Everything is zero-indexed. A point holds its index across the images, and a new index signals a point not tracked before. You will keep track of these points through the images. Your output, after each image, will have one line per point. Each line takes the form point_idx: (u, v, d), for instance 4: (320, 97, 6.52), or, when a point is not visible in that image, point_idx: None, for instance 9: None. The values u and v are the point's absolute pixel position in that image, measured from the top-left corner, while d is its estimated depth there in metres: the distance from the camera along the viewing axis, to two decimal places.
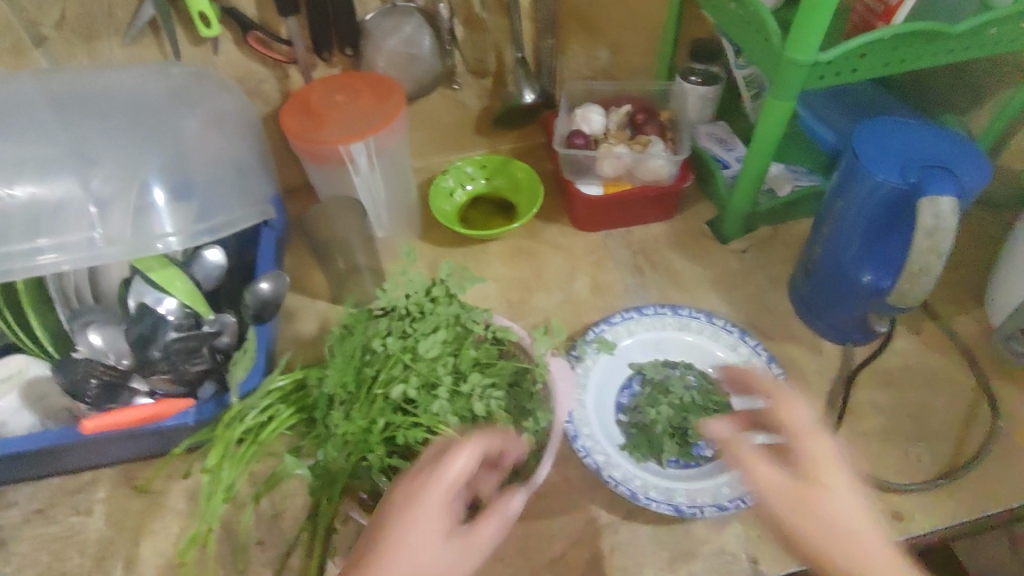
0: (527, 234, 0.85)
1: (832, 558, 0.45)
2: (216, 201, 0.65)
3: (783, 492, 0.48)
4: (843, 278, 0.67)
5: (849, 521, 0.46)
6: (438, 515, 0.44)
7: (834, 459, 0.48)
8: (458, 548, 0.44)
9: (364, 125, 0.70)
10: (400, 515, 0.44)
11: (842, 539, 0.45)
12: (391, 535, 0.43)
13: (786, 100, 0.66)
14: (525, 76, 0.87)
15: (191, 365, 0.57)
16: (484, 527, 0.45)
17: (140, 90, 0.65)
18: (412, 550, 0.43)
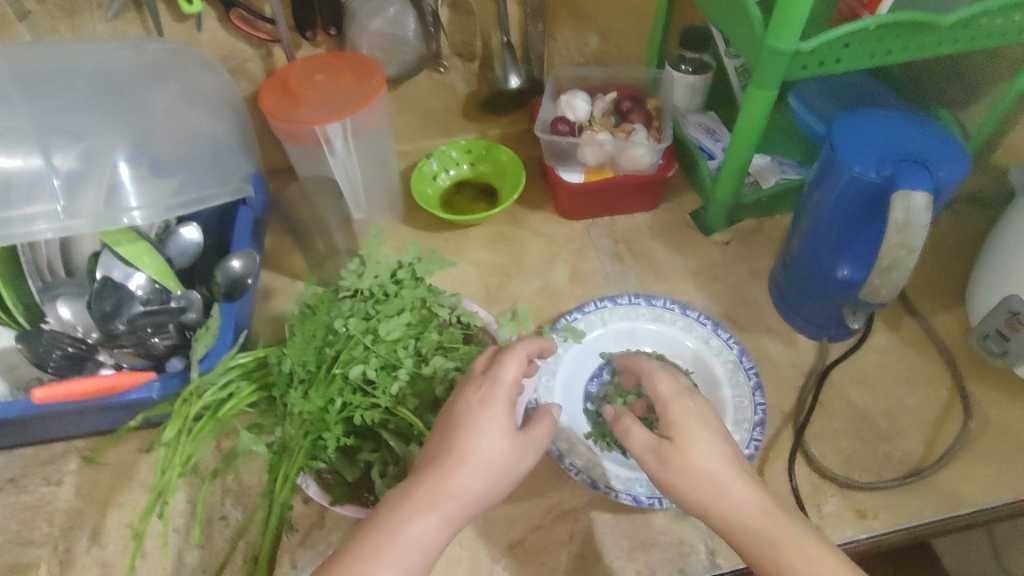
0: (509, 220, 0.85)
1: (712, 515, 0.46)
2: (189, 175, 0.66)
3: (651, 453, 0.48)
4: (819, 272, 0.66)
5: (714, 474, 0.46)
6: (504, 416, 0.48)
7: (695, 412, 0.49)
8: (523, 445, 0.48)
9: (341, 106, 0.70)
10: (470, 415, 0.47)
11: (710, 494, 0.46)
12: (462, 433, 0.47)
13: (766, 91, 0.66)
14: (512, 61, 0.86)
15: (155, 340, 0.58)
16: (540, 428, 0.49)
17: (114, 64, 0.65)
18: (484, 448, 0.46)
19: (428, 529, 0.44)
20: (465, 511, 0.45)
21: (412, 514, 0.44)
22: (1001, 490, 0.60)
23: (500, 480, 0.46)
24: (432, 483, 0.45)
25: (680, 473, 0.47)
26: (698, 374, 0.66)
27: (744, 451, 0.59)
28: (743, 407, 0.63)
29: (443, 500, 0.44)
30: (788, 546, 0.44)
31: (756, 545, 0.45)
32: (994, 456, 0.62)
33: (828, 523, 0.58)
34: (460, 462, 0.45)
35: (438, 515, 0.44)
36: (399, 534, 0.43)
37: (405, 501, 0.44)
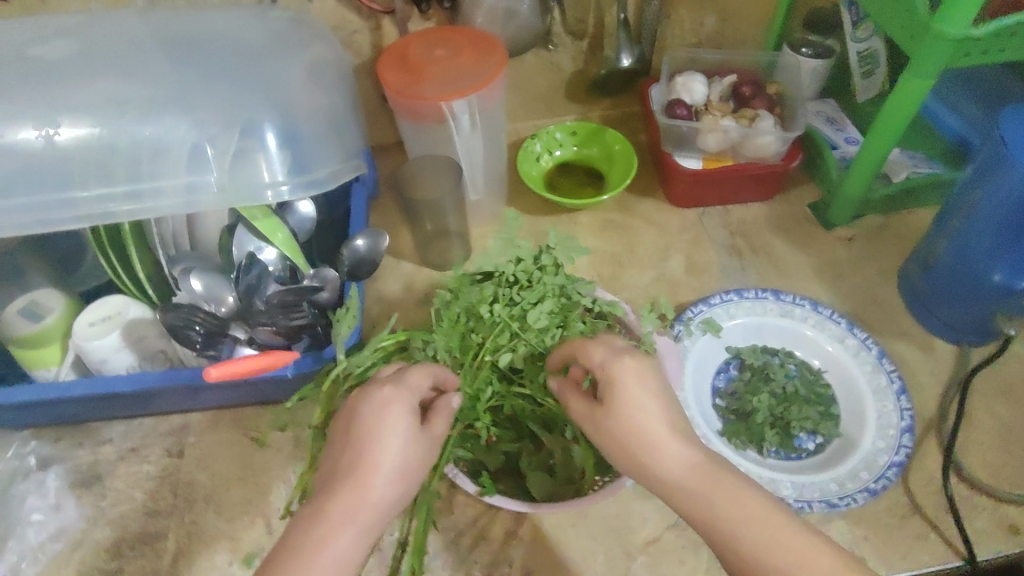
0: (619, 208, 0.82)
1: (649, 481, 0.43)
2: (314, 148, 0.61)
3: (581, 415, 0.46)
4: (966, 276, 0.62)
5: (644, 434, 0.43)
6: (405, 418, 0.45)
7: (624, 372, 0.45)
8: (426, 440, 0.45)
9: (462, 83, 0.67)
10: (371, 420, 0.44)
11: (642, 456, 0.43)
12: (368, 439, 0.43)
13: (923, 77, 0.61)
14: (626, 40, 0.83)
15: (291, 317, 0.55)
16: (441, 421, 0.47)
17: (244, 36, 0.63)
18: (388, 453, 0.43)
19: (346, 549, 0.40)
20: (379, 522, 0.42)
21: (325, 537, 0.40)
22: None
23: (407, 483, 0.44)
24: (346, 498, 0.41)
25: (609, 437, 0.44)
26: (832, 375, 0.64)
27: (894, 457, 0.57)
28: (887, 413, 0.60)
29: (357, 511, 0.41)
30: (721, 510, 0.40)
31: (691, 506, 0.41)
32: None
33: (982, 538, 0.55)
34: (369, 469, 0.42)
35: (353, 532, 0.40)
36: (314, 561, 0.39)
37: (317, 525, 0.40)
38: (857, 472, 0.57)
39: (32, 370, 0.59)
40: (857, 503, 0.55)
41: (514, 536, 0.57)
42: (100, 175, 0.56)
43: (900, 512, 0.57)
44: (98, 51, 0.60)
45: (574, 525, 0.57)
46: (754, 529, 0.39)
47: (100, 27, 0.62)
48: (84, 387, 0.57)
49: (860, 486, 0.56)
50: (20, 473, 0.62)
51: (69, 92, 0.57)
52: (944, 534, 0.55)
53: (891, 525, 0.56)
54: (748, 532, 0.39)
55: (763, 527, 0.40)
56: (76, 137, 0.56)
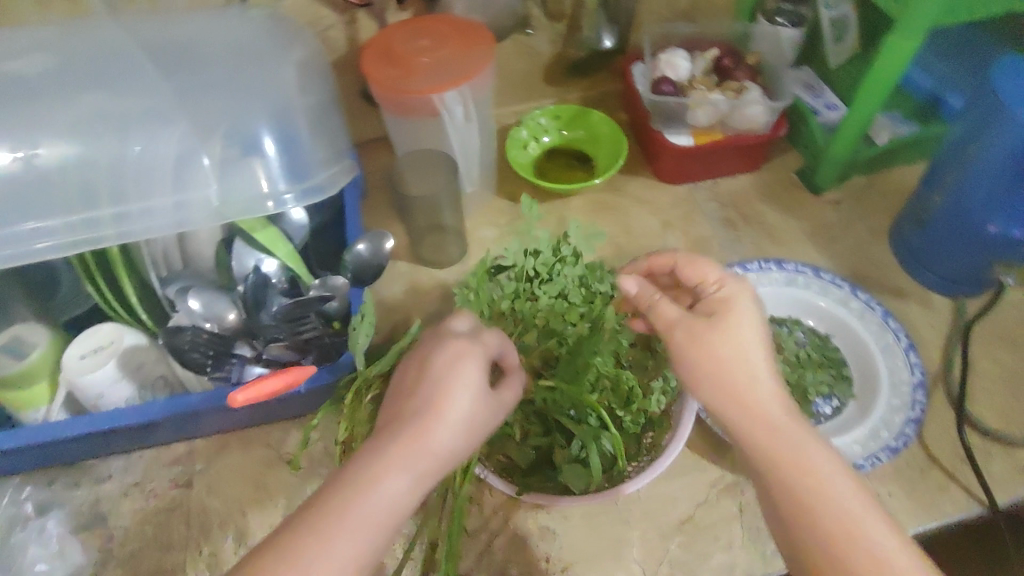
0: (609, 189, 0.81)
1: (737, 416, 0.43)
2: (317, 147, 0.59)
3: (679, 322, 0.46)
4: (964, 227, 0.64)
5: (750, 367, 0.43)
6: (480, 375, 0.44)
7: (744, 301, 0.46)
8: (495, 405, 0.45)
9: (457, 71, 0.65)
10: (447, 369, 0.44)
11: (745, 385, 0.43)
12: (439, 387, 0.43)
13: (912, 38, 0.62)
14: (605, 21, 0.82)
15: (303, 329, 0.54)
16: (510, 391, 0.47)
17: (235, 35, 0.61)
18: (456, 405, 0.42)
19: (399, 492, 0.39)
20: (437, 473, 0.41)
21: (381, 475, 0.39)
22: None
23: (469, 442, 0.43)
24: (409, 441, 0.41)
25: (717, 359, 0.43)
26: (839, 338, 0.65)
27: (910, 413, 0.58)
28: (897, 370, 0.61)
29: (421, 457, 0.40)
30: (812, 465, 0.41)
31: (784, 451, 0.41)
32: None
33: (997, 483, 0.57)
34: (436, 416, 0.42)
35: (411, 477, 0.40)
36: (369, 496, 0.38)
37: (377, 462, 0.39)
38: (877, 431, 0.58)
39: (21, 411, 0.55)
40: (881, 461, 0.56)
41: (547, 529, 0.56)
42: (89, 197, 0.54)
43: (920, 464, 0.58)
44: (76, 59, 0.56)
45: (607, 512, 0.57)
46: (840, 490, 0.41)
47: (75, 33, 0.58)
48: (82, 424, 0.53)
49: (882, 445, 0.57)
50: (18, 522, 0.58)
51: (49, 109, 0.54)
52: (962, 482, 0.57)
53: (913, 478, 0.57)
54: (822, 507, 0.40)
55: (848, 491, 0.41)
56: (60, 157, 0.53)
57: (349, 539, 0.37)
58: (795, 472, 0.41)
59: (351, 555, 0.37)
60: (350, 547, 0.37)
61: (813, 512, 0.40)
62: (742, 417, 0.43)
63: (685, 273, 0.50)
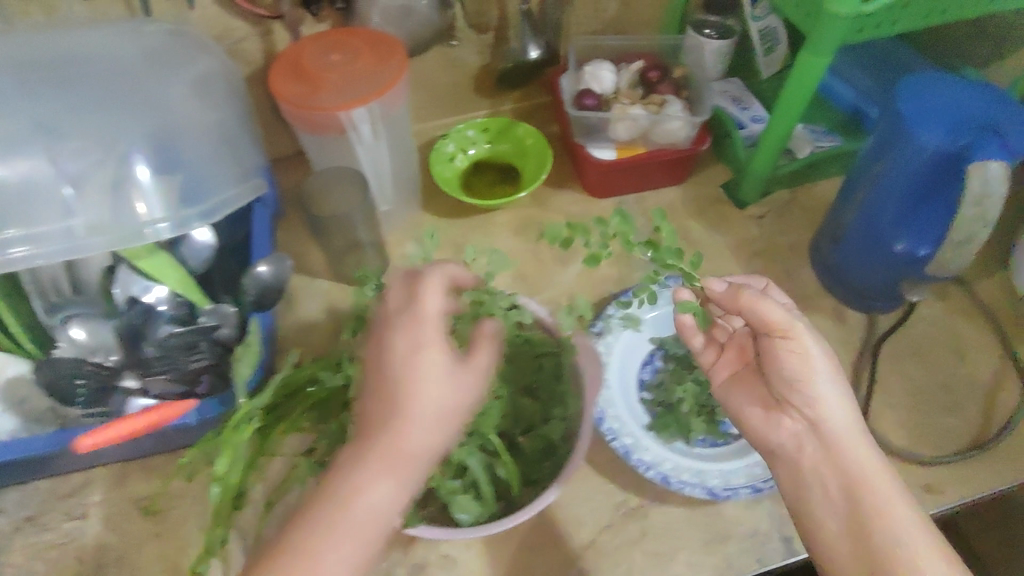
0: (535, 203, 0.81)
1: (828, 415, 0.49)
2: (199, 173, 0.59)
3: (790, 323, 0.49)
4: (875, 245, 0.64)
5: (836, 375, 0.50)
6: (440, 361, 0.44)
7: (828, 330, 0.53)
8: (461, 381, 0.44)
9: (366, 89, 0.63)
10: (404, 365, 0.43)
11: (837, 388, 0.49)
12: (402, 387, 0.43)
13: (822, 57, 0.61)
14: (529, 32, 0.81)
15: (191, 361, 0.53)
16: (479, 357, 0.46)
17: (116, 52, 0.60)
18: (420, 405, 0.43)
19: (383, 490, 0.41)
20: (418, 466, 0.42)
21: (361, 486, 0.41)
22: None
23: (446, 430, 0.44)
24: (383, 443, 0.42)
25: (821, 361, 0.50)
26: None
27: None
28: None
29: (401, 457, 0.42)
30: (876, 474, 0.48)
31: (859, 455, 0.48)
32: None
33: None
34: (404, 416, 0.42)
35: (396, 475, 0.41)
36: (351, 506, 0.41)
37: (359, 471, 0.41)
38: None
39: None
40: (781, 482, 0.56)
41: (449, 557, 0.56)
42: None
43: None
44: None
45: (510, 539, 0.56)
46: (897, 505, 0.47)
47: None
48: None
49: None
50: None
51: None
52: None
53: None
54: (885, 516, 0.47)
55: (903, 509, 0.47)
56: None
57: (342, 541, 0.40)
58: (866, 477, 0.48)
59: (347, 556, 0.40)
60: (345, 546, 0.40)
61: (882, 519, 0.47)
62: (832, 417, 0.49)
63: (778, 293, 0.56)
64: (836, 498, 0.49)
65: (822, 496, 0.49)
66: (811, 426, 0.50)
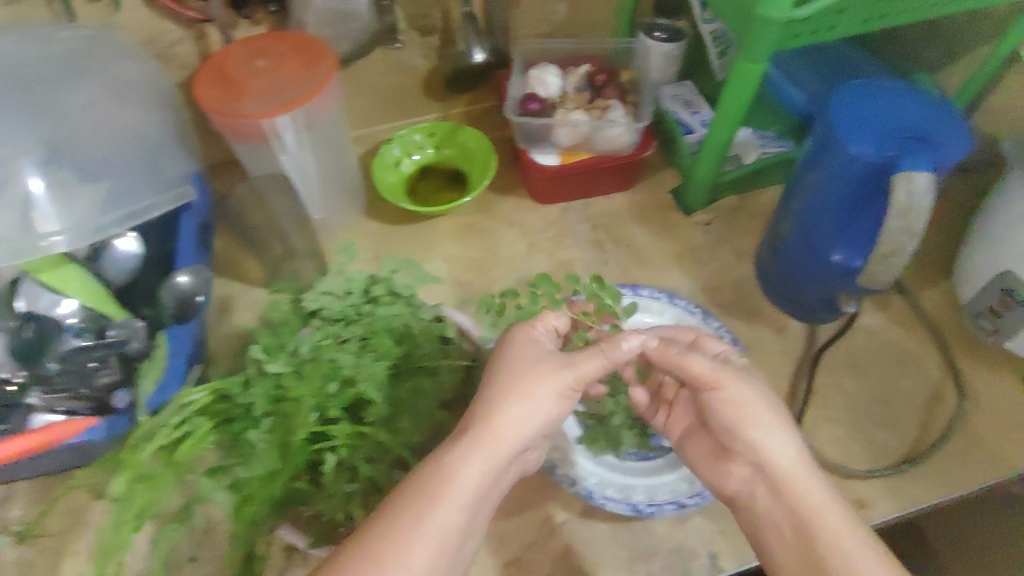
0: (480, 209, 0.80)
1: (770, 452, 0.49)
2: (97, 189, 0.59)
3: (714, 372, 0.51)
4: (812, 256, 0.62)
5: (772, 412, 0.50)
6: (547, 360, 0.50)
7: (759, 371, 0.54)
8: (567, 374, 0.49)
9: (290, 96, 0.62)
10: (509, 363, 0.50)
11: (776, 425, 0.49)
12: (523, 380, 0.49)
13: (756, 62, 0.60)
14: (474, 35, 0.79)
15: (97, 377, 0.52)
16: (592, 362, 0.50)
17: (16, 59, 0.59)
18: (547, 395, 0.49)
19: (480, 470, 0.45)
20: (508, 453, 0.47)
21: (455, 468, 0.45)
22: (997, 471, 0.59)
23: (545, 423, 0.49)
24: (481, 429, 0.47)
25: (752, 404, 0.50)
26: None
27: None
28: None
29: (489, 444, 0.46)
30: (826, 507, 0.46)
31: (809, 491, 0.47)
32: (989, 435, 0.61)
33: None
34: (518, 405, 0.48)
35: (485, 458, 0.46)
36: (447, 484, 0.44)
37: (451, 453, 0.45)
38: None
39: None
40: (705, 499, 0.56)
41: None
42: None
43: None
44: None
45: None
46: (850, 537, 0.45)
47: None
48: None
49: None
50: None
51: None
52: None
53: None
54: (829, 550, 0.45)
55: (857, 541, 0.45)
56: None
57: (441, 514, 0.44)
58: (814, 512, 0.46)
59: (447, 528, 0.43)
60: (444, 520, 0.43)
61: (834, 553, 0.45)
62: (771, 457, 0.49)
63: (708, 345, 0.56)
64: (790, 540, 0.47)
65: (779, 544, 0.48)
66: (757, 468, 0.50)
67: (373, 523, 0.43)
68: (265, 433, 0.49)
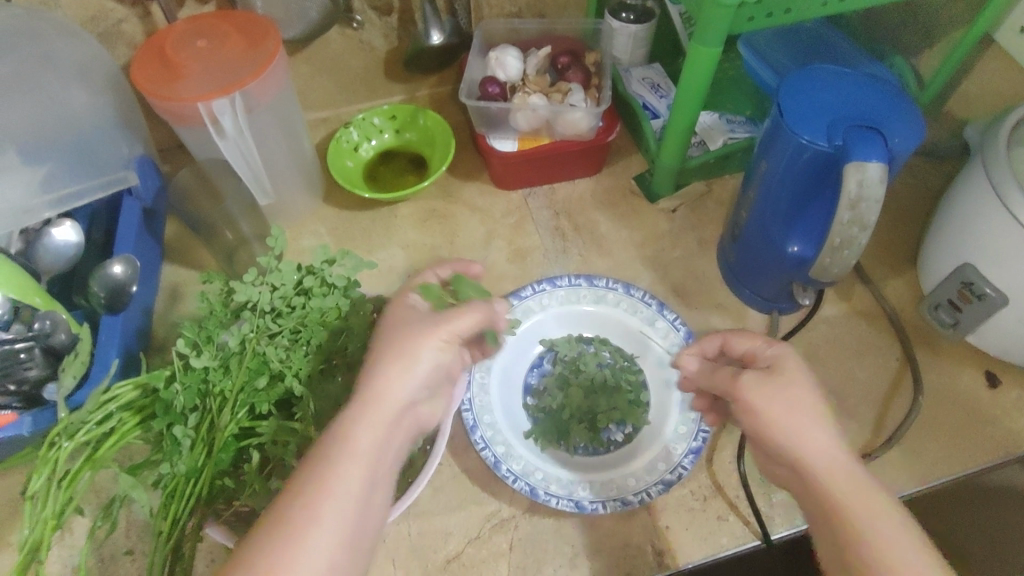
0: (440, 194, 0.77)
1: (813, 451, 0.41)
2: (19, 177, 0.58)
3: (754, 372, 0.45)
4: (768, 246, 0.61)
5: (814, 408, 0.42)
6: (424, 318, 0.44)
7: (792, 359, 0.46)
8: (434, 327, 0.43)
9: (228, 78, 0.60)
10: (394, 325, 0.44)
11: (815, 416, 0.42)
12: (401, 338, 0.42)
13: (710, 47, 0.58)
14: (433, 14, 0.77)
15: (24, 370, 0.51)
16: (466, 316, 0.44)
17: None
18: (428, 350, 0.42)
19: (372, 434, 0.40)
20: (403, 413, 0.41)
21: (349, 436, 0.39)
22: (951, 466, 0.58)
23: (431, 378, 0.43)
24: (369, 390, 0.41)
25: (795, 408, 0.42)
26: (643, 360, 0.63)
27: (691, 443, 0.57)
28: (688, 419, 0.59)
29: (380, 409, 0.40)
30: (872, 511, 0.38)
31: (857, 496, 0.39)
32: (946, 430, 0.60)
33: (776, 513, 0.56)
34: (395, 364, 0.41)
35: (379, 419, 0.40)
36: (341, 452, 0.39)
37: (340, 421, 0.40)
38: (655, 463, 0.57)
39: None
40: (650, 498, 0.55)
41: None
42: None
43: (702, 494, 0.57)
44: None
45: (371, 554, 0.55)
46: (903, 544, 0.37)
47: None
48: None
49: (655, 479, 0.56)
50: None
51: None
52: (741, 512, 0.56)
53: (691, 509, 0.56)
54: (877, 558, 0.37)
55: (911, 547, 0.37)
56: None
57: (342, 482, 0.38)
58: (860, 516, 0.38)
59: (348, 497, 0.38)
60: (344, 490, 0.38)
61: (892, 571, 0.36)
62: (810, 454, 0.41)
63: (737, 345, 0.50)
64: (828, 544, 0.40)
65: (821, 544, 0.41)
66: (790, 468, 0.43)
67: (267, 514, 0.37)
68: (190, 429, 0.48)
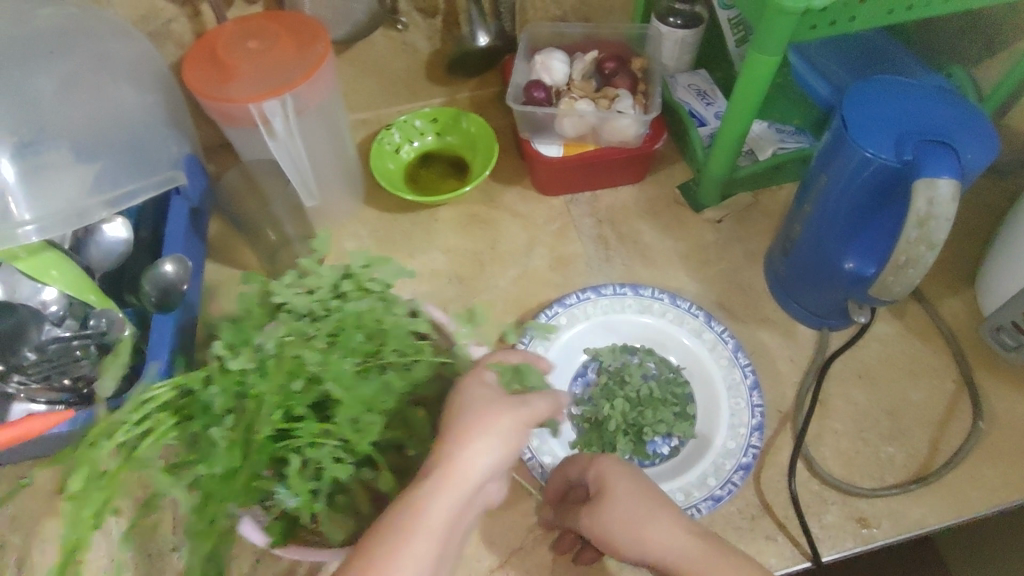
0: (482, 198, 0.77)
1: (660, 551, 0.47)
2: (76, 173, 0.56)
3: (585, 512, 0.49)
4: (823, 262, 0.59)
5: (643, 512, 0.48)
6: (506, 396, 0.44)
7: (610, 468, 0.50)
8: (519, 412, 0.43)
9: (280, 80, 0.60)
10: (476, 396, 0.44)
11: (652, 517, 0.47)
12: (484, 412, 0.42)
13: (770, 55, 0.56)
14: (479, 18, 0.77)
15: (78, 366, 0.52)
16: (544, 401, 0.45)
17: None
18: (507, 430, 0.43)
19: (447, 508, 0.40)
20: (477, 488, 0.41)
21: (424, 507, 0.39)
22: (1010, 493, 0.56)
23: (506, 458, 0.43)
24: (444, 461, 0.41)
25: (634, 509, 0.47)
26: (690, 371, 0.62)
27: (740, 460, 0.56)
28: (737, 435, 0.58)
29: (460, 484, 0.40)
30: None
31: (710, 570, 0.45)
32: (1003, 455, 0.58)
33: (827, 535, 0.55)
34: (478, 438, 0.41)
35: (456, 493, 0.40)
36: (417, 522, 0.39)
37: (415, 489, 0.40)
38: (705, 478, 0.56)
39: None
40: (700, 514, 0.54)
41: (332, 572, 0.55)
42: None
43: (751, 513, 0.56)
44: None
45: None
46: None
47: None
48: None
49: (704, 495, 0.55)
50: None
51: None
52: (790, 533, 0.55)
53: (739, 528, 0.55)
54: None
55: None
56: None
57: (414, 553, 0.38)
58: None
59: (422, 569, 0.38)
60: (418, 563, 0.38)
61: None
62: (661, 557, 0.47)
63: (571, 469, 0.53)
64: None
65: None
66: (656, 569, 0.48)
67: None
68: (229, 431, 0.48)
